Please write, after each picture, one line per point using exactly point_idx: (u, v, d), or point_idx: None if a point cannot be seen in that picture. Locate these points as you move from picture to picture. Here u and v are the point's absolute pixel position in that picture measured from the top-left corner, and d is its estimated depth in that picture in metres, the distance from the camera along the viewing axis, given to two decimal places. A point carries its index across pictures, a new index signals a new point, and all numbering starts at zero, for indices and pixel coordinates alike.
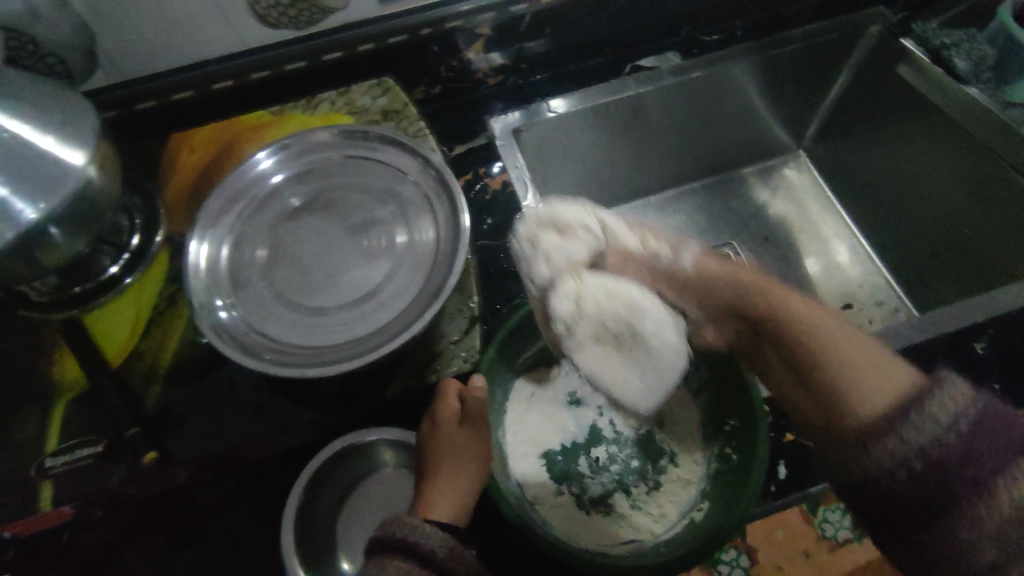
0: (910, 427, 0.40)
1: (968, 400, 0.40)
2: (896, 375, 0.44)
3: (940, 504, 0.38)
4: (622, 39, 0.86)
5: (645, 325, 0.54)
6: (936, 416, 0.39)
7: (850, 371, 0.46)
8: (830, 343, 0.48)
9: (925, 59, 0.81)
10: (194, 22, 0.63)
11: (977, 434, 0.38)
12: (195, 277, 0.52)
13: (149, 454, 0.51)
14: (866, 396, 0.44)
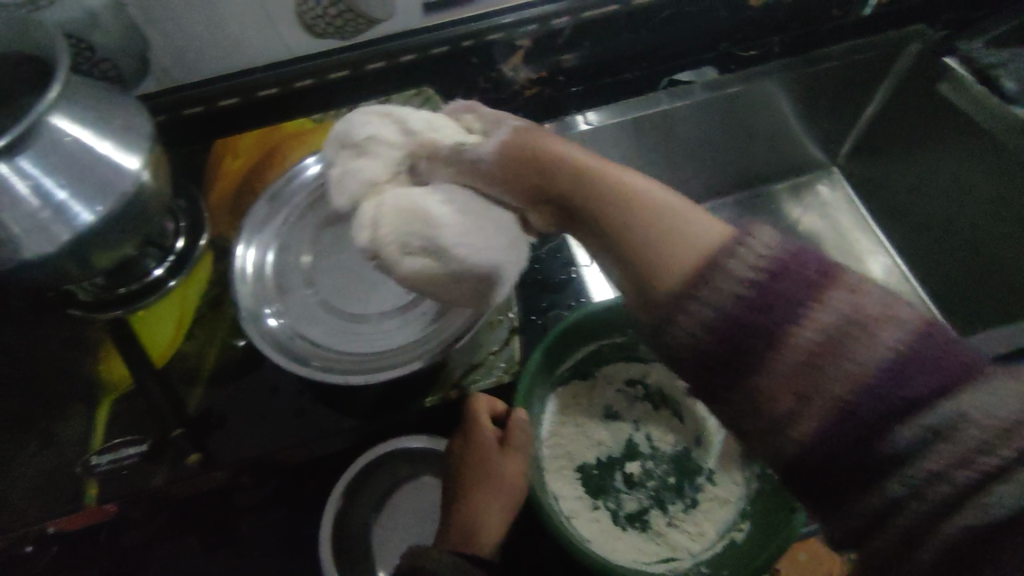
0: (707, 290, 0.34)
1: (774, 238, 0.34)
2: (697, 228, 0.37)
3: (749, 348, 0.33)
4: (659, 53, 0.86)
5: (444, 239, 0.44)
6: (744, 255, 0.34)
7: (650, 231, 0.38)
8: (622, 196, 0.39)
9: (970, 77, 0.80)
10: (243, 30, 0.64)
11: (785, 270, 0.33)
12: (243, 282, 0.52)
13: (194, 456, 0.51)
14: (676, 249, 0.36)
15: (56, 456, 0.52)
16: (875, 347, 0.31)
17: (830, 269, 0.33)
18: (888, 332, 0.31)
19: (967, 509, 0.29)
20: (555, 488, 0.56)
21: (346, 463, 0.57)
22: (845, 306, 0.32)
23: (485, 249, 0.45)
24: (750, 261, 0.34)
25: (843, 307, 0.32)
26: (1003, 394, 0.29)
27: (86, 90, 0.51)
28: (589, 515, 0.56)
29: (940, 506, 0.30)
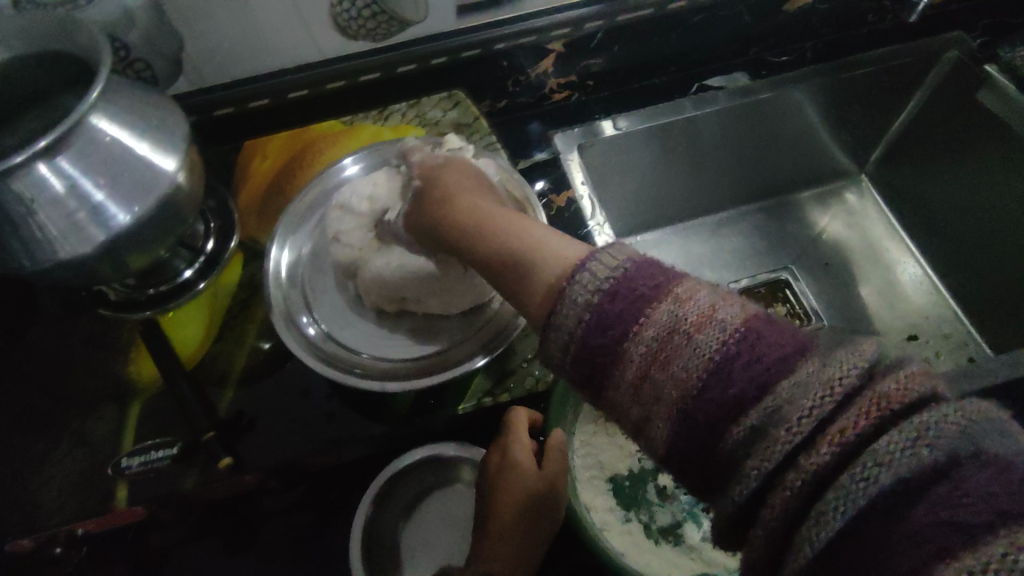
0: (566, 306, 0.34)
1: (622, 259, 0.34)
2: (561, 250, 0.38)
3: (599, 359, 0.33)
4: (689, 59, 0.85)
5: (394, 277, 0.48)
6: (594, 272, 0.34)
7: (519, 253, 0.39)
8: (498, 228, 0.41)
9: (1010, 85, 0.79)
10: (278, 31, 0.64)
11: (621, 285, 0.32)
12: (278, 286, 0.52)
13: (224, 459, 0.50)
14: (536, 273, 0.38)
15: (87, 456, 0.51)
16: (697, 347, 0.30)
17: (662, 283, 0.32)
18: (704, 333, 0.30)
19: (821, 507, 0.26)
20: (590, 498, 0.55)
21: (372, 470, 0.56)
22: (672, 314, 0.31)
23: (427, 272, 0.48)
24: (592, 284, 0.33)
25: (665, 318, 0.31)
26: (821, 375, 0.27)
27: (127, 90, 0.51)
28: (623, 527, 0.56)
29: (794, 507, 0.26)
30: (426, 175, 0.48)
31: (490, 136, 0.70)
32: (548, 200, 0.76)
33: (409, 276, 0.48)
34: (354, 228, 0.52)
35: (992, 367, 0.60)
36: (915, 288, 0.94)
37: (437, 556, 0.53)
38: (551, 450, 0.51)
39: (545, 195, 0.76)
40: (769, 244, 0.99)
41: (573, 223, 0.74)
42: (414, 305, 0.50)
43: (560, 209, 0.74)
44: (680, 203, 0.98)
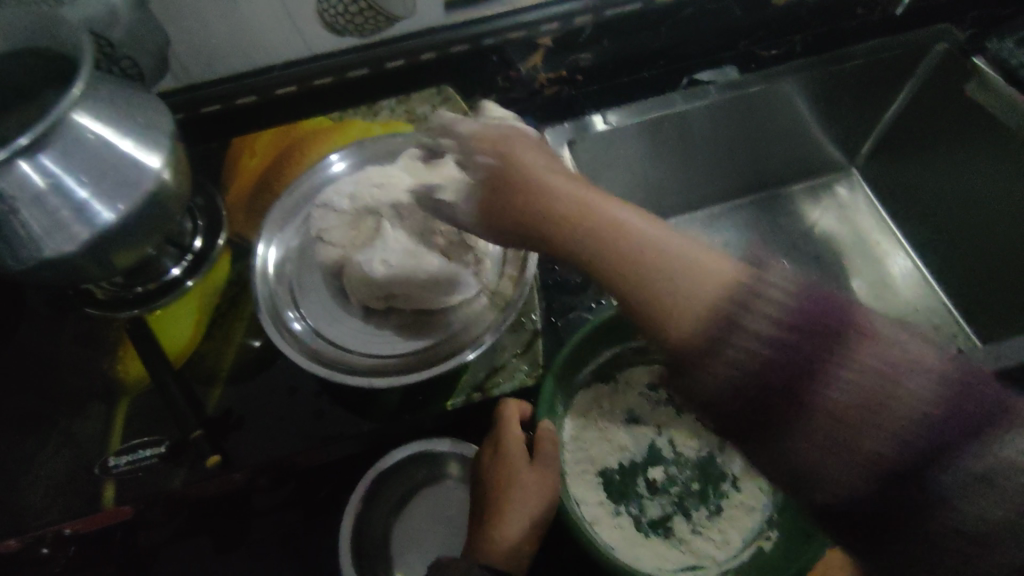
0: (733, 338, 0.33)
1: (791, 291, 0.33)
2: (705, 268, 0.35)
3: (780, 408, 0.31)
4: (679, 52, 0.85)
5: (386, 271, 0.48)
6: (753, 324, 0.33)
7: (665, 279, 0.35)
8: (618, 227, 0.38)
9: (999, 79, 0.79)
10: (263, 26, 0.64)
11: (801, 321, 0.32)
12: (263, 282, 0.52)
13: (213, 458, 0.50)
14: (683, 300, 0.35)
15: (75, 455, 0.51)
16: (908, 405, 0.30)
17: (850, 319, 0.32)
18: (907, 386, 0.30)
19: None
20: (580, 492, 0.56)
21: (362, 467, 0.57)
22: (842, 373, 0.31)
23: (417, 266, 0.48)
24: (767, 316, 0.32)
25: (847, 378, 0.31)
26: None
27: (109, 87, 0.51)
28: (612, 521, 0.56)
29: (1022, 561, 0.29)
30: (504, 157, 0.44)
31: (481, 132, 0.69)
32: None
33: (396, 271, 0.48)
34: (340, 224, 0.52)
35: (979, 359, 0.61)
36: (905, 279, 0.95)
37: (428, 551, 0.53)
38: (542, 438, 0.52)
39: None
40: (760, 238, 1.00)
41: None
42: (400, 302, 0.50)
43: None
44: (671, 198, 0.98)
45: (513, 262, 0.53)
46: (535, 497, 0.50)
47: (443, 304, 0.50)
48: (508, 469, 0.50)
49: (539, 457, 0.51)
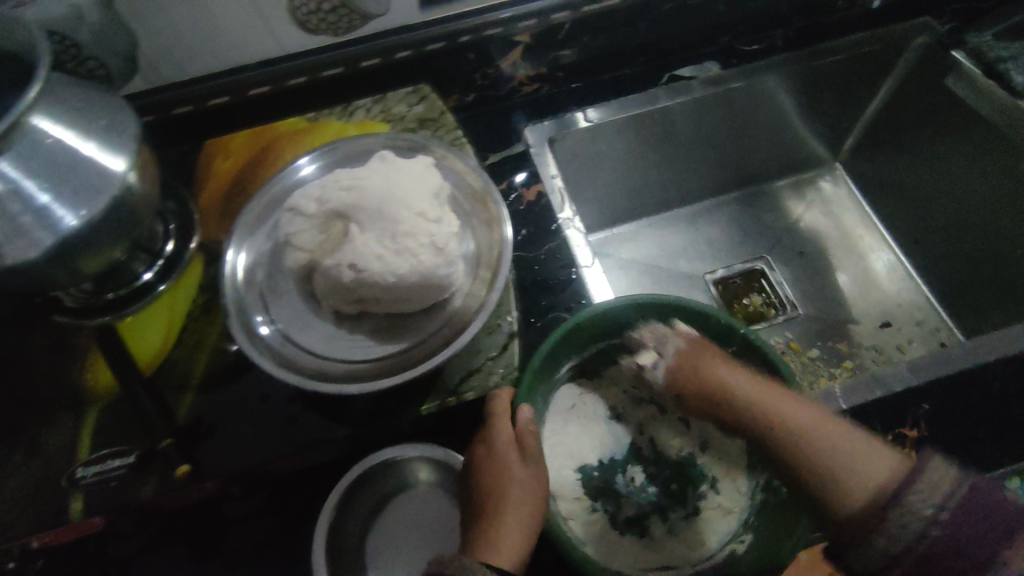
0: (899, 512, 0.39)
1: (952, 495, 0.38)
2: (871, 466, 0.44)
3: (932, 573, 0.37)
4: (659, 48, 0.84)
5: (347, 275, 0.46)
6: (916, 507, 0.38)
7: (827, 450, 0.46)
8: (803, 440, 0.47)
9: (978, 72, 0.80)
10: (234, 26, 0.62)
11: (960, 528, 0.37)
12: (233, 288, 0.51)
13: (182, 467, 0.50)
14: (853, 485, 0.43)
15: (44, 467, 0.50)
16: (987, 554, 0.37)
17: (1011, 524, 0.37)
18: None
19: None
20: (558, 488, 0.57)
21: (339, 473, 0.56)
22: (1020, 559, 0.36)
23: (379, 269, 0.46)
24: (919, 523, 0.38)
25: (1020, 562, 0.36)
26: None
27: (72, 92, 0.50)
28: (586, 517, 0.56)
29: None
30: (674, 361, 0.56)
31: (457, 131, 0.68)
32: (518, 193, 0.74)
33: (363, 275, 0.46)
34: (307, 228, 0.49)
35: (957, 354, 0.61)
36: (888, 274, 0.94)
37: (402, 558, 0.52)
38: (525, 435, 0.52)
39: (514, 188, 0.75)
40: (744, 234, 0.99)
41: (544, 217, 0.73)
42: (373, 304, 0.49)
43: (530, 203, 0.73)
44: (655, 194, 0.97)
45: (488, 263, 0.52)
46: (528, 496, 0.50)
47: (413, 307, 0.49)
48: (497, 464, 0.50)
49: (527, 451, 0.52)
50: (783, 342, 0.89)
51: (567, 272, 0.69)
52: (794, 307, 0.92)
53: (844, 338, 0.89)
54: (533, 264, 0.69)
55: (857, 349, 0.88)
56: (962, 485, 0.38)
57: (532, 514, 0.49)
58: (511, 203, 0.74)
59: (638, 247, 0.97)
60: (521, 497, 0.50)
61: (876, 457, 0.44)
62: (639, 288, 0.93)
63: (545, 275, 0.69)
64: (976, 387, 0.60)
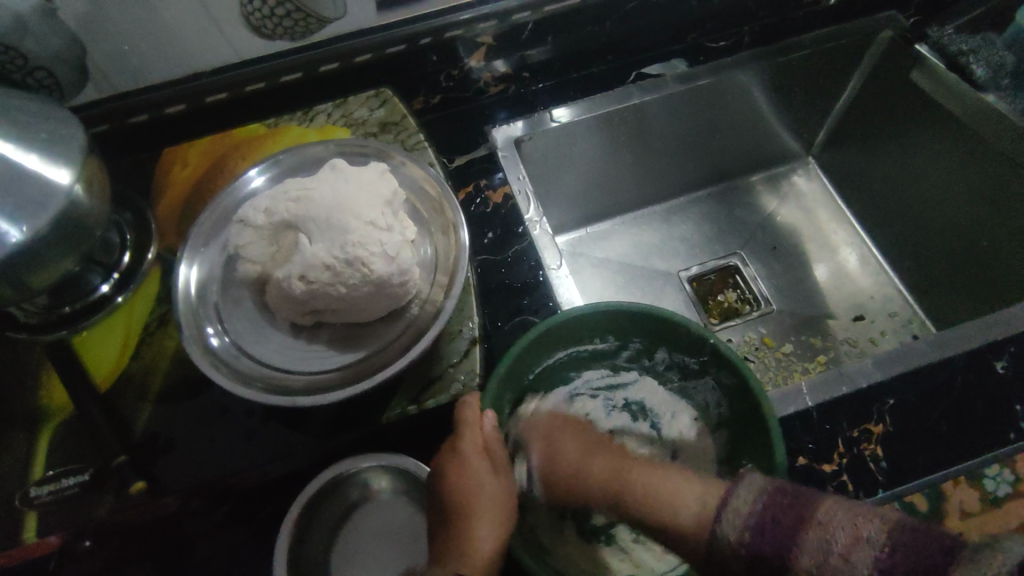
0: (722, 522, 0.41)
1: (754, 500, 0.40)
2: (682, 488, 0.46)
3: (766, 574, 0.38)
4: (626, 46, 0.84)
5: (296, 286, 0.46)
6: (738, 509, 0.41)
7: (658, 491, 0.47)
8: (639, 492, 0.48)
9: (939, 64, 0.80)
10: (186, 34, 0.61)
11: (764, 527, 0.39)
12: (185, 301, 0.50)
13: (137, 484, 0.49)
14: (675, 516, 0.45)
15: None
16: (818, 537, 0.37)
17: (806, 514, 0.38)
18: (861, 554, 0.35)
19: None
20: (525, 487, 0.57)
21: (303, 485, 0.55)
22: (823, 536, 0.36)
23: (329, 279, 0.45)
24: (731, 533, 0.40)
25: (818, 547, 0.36)
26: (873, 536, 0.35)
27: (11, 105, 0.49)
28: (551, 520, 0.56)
29: None
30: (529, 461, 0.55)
31: (419, 134, 0.67)
32: (485, 197, 0.74)
33: (313, 286, 0.46)
34: (256, 240, 0.49)
35: (920, 347, 0.62)
36: (861, 269, 0.95)
37: (367, 568, 0.52)
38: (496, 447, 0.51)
39: (480, 191, 0.74)
40: (718, 231, 0.99)
41: (511, 219, 0.72)
42: (329, 314, 0.49)
43: (496, 206, 0.73)
44: (628, 193, 0.97)
45: (445, 268, 0.52)
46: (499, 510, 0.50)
47: (368, 314, 0.49)
48: (466, 471, 0.49)
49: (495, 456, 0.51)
50: (757, 338, 0.89)
51: (534, 275, 0.69)
52: (769, 303, 0.92)
53: (819, 333, 0.89)
54: (501, 267, 0.69)
55: (832, 343, 0.88)
56: (757, 484, 0.41)
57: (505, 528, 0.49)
58: (478, 206, 0.73)
59: (612, 246, 0.97)
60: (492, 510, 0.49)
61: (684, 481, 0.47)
62: (614, 287, 0.93)
63: (513, 278, 0.68)
64: (939, 380, 0.60)
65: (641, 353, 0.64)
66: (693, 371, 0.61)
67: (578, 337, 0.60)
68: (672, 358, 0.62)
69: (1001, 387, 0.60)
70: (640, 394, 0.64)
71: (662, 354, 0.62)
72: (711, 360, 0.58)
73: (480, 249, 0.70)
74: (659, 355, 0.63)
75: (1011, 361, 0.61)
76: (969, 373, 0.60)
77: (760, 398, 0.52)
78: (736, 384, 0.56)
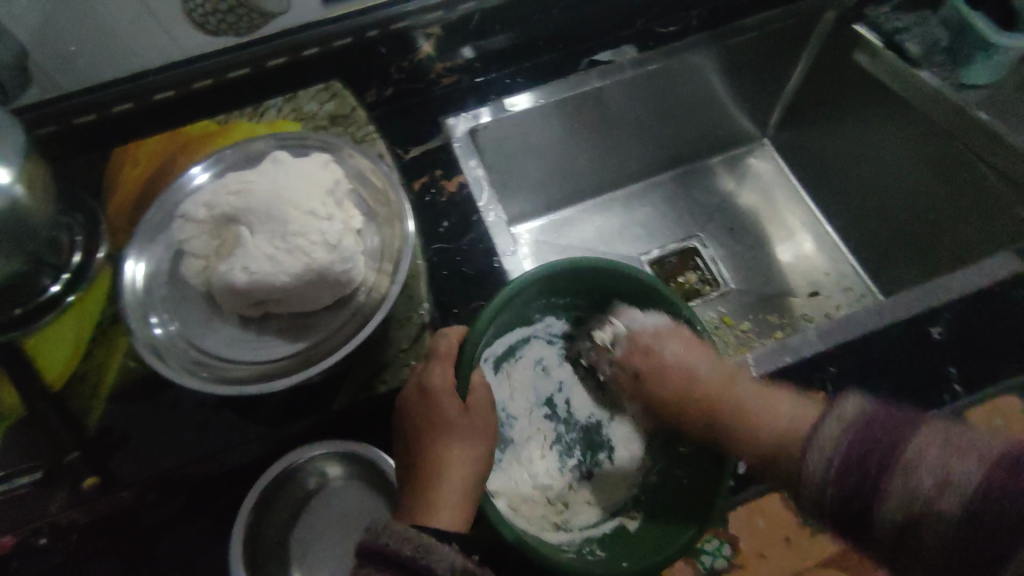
0: (814, 448, 0.41)
1: (841, 434, 0.41)
2: (777, 404, 0.52)
3: (852, 514, 0.40)
4: (576, 33, 0.84)
5: (237, 275, 0.47)
6: (823, 445, 0.41)
7: (759, 406, 0.52)
8: (736, 403, 0.53)
9: (878, 43, 0.82)
10: (129, 31, 0.61)
11: (852, 460, 0.40)
12: (131, 297, 0.51)
13: (91, 479, 0.50)
14: (765, 430, 0.51)
15: None
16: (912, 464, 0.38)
17: (897, 445, 0.39)
18: (946, 498, 0.37)
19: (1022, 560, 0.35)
20: None
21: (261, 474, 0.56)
22: (909, 480, 0.38)
23: (270, 268, 0.46)
24: (819, 465, 0.41)
25: (902, 488, 0.38)
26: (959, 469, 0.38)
27: None
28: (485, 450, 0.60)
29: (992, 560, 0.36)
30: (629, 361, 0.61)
31: (369, 126, 0.68)
32: (439, 187, 0.74)
33: (254, 276, 0.46)
34: (199, 234, 0.50)
35: (863, 316, 0.64)
36: (817, 248, 0.97)
37: (326, 551, 0.53)
38: (474, 389, 0.54)
39: (435, 181, 0.75)
40: (678, 213, 1.01)
41: (465, 208, 0.73)
42: (275, 305, 0.50)
43: (451, 195, 0.74)
44: (588, 179, 0.98)
45: (390, 256, 0.53)
46: (469, 464, 0.51)
47: (313, 303, 0.49)
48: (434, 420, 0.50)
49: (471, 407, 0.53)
50: (717, 317, 0.91)
51: (489, 261, 0.70)
52: (727, 283, 0.94)
53: (777, 310, 0.91)
54: (456, 255, 0.70)
55: (789, 318, 0.90)
56: (852, 416, 0.41)
57: (475, 481, 0.50)
58: (433, 196, 0.74)
59: (575, 232, 0.98)
60: (462, 463, 0.51)
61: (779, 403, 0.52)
62: None
63: (469, 265, 0.69)
64: (876, 347, 0.62)
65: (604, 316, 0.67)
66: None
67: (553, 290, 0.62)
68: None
69: (934, 353, 0.63)
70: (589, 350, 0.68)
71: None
72: None
73: (435, 238, 0.71)
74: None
75: (948, 327, 0.63)
76: (907, 340, 0.63)
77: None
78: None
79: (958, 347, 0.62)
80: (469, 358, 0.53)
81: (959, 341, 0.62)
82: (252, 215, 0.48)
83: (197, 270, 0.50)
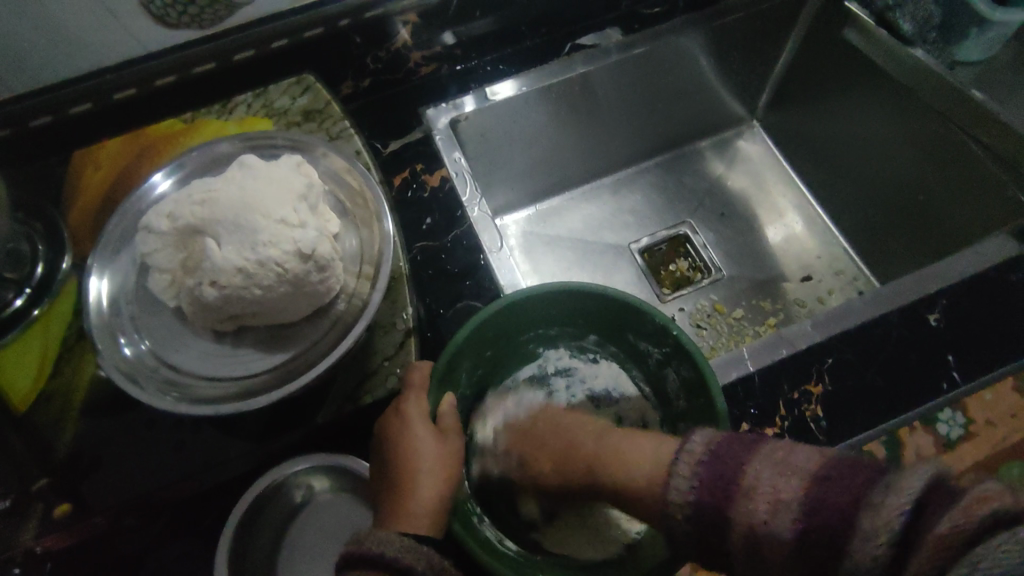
0: (676, 481, 0.41)
1: (696, 463, 0.40)
2: (639, 451, 0.47)
3: (711, 537, 0.39)
4: (559, 17, 0.81)
5: (206, 290, 0.45)
6: (681, 477, 0.40)
7: (612, 450, 0.49)
8: (603, 462, 0.48)
9: (869, 21, 0.79)
10: (84, 29, 0.58)
11: (708, 487, 0.39)
12: (96, 314, 0.48)
13: (62, 506, 0.49)
14: (633, 481, 0.45)
15: None
16: (763, 483, 0.37)
17: (735, 476, 0.38)
18: (782, 515, 0.36)
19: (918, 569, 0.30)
20: (476, 436, 0.60)
21: None
22: (750, 503, 0.37)
23: (240, 279, 0.44)
24: (679, 497, 0.40)
25: (749, 509, 0.37)
26: (794, 472, 0.36)
27: None
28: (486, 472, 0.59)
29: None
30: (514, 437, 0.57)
31: (345, 121, 0.64)
32: (422, 182, 0.71)
33: (226, 289, 0.44)
34: (163, 246, 0.47)
35: (859, 305, 0.62)
36: (808, 231, 0.95)
37: (315, 566, 0.52)
38: (444, 413, 0.51)
39: (416, 176, 0.72)
40: (668, 199, 0.98)
41: (449, 204, 0.70)
42: (250, 318, 0.48)
43: (434, 190, 0.71)
44: (576, 167, 0.95)
45: (370, 259, 0.51)
46: (445, 464, 0.49)
47: (290, 313, 0.48)
48: (402, 429, 0.49)
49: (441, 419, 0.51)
50: (709, 305, 0.90)
51: (475, 258, 0.67)
52: (719, 269, 0.93)
53: (769, 296, 0.90)
54: (441, 253, 0.67)
55: (782, 303, 0.89)
56: (701, 444, 0.41)
57: (451, 483, 0.49)
58: (414, 191, 0.71)
59: (565, 222, 0.96)
60: (435, 466, 0.49)
61: (639, 442, 0.47)
62: (565, 263, 0.92)
63: (456, 264, 0.67)
64: (875, 337, 0.61)
65: (603, 338, 0.63)
66: (655, 361, 0.59)
67: (530, 316, 0.59)
68: (630, 339, 0.61)
69: (935, 340, 0.61)
70: (607, 381, 0.65)
71: (619, 335, 0.61)
72: (671, 351, 0.55)
73: (419, 236, 0.68)
74: (615, 335, 0.62)
75: (944, 315, 0.62)
76: (905, 329, 0.61)
77: (703, 369, 0.51)
78: (694, 376, 0.53)
79: (956, 334, 0.61)
80: (440, 374, 0.51)
81: (957, 328, 0.61)
82: (218, 225, 0.45)
83: (164, 282, 0.48)
